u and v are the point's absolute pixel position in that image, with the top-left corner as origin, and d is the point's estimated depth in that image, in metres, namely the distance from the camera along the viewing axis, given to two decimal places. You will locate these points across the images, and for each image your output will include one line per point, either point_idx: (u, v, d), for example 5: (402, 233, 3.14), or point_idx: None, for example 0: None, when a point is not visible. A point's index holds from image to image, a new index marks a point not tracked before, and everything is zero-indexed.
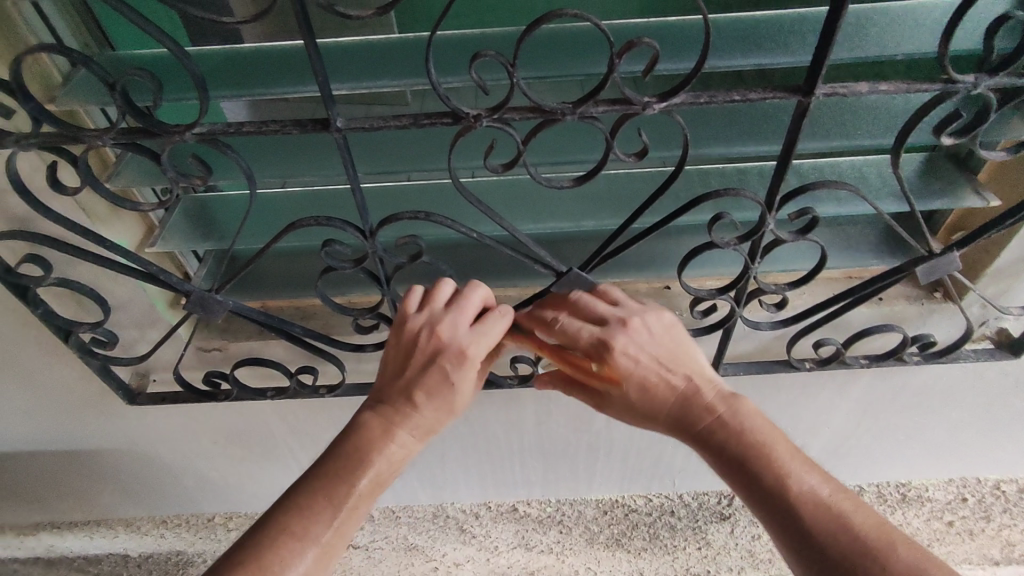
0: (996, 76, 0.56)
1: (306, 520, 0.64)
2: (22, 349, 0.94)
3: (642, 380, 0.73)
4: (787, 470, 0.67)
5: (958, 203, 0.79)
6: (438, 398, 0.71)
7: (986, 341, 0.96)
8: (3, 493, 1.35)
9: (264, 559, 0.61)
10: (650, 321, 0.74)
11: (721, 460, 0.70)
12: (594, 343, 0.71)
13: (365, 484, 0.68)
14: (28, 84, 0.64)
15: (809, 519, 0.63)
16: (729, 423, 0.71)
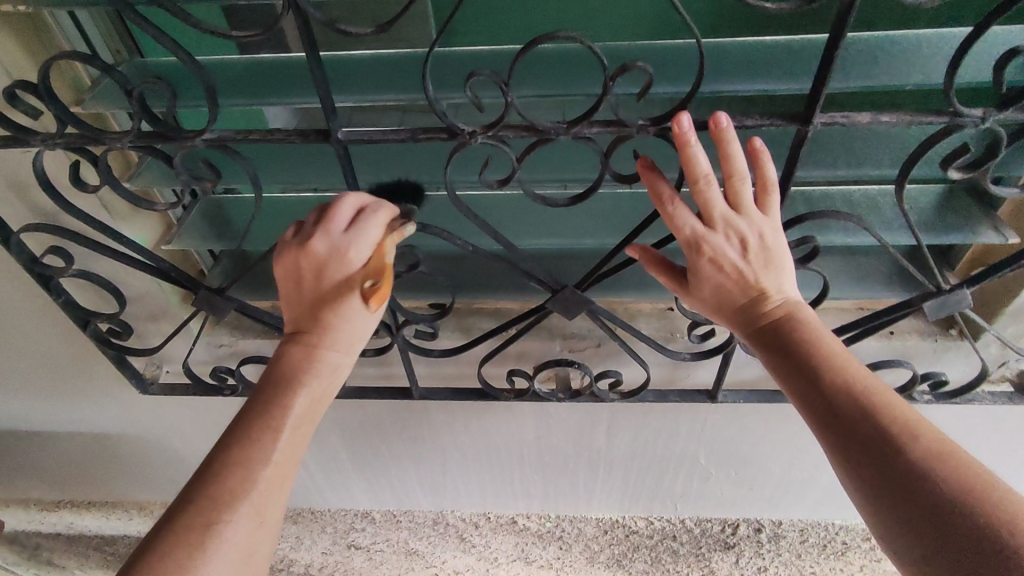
0: (1006, 110, 0.54)
1: (249, 448, 0.58)
2: (47, 334, 0.98)
3: (719, 280, 0.64)
4: (842, 368, 0.61)
5: (974, 237, 0.76)
6: (342, 310, 0.63)
7: (1006, 383, 0.92)
8: (27, 471, 1.42)
9: (214, 495, 0.56)
10: (763, 230, 0.63)
11: (771, 352, 0.64)
12: (691, 243, 0.62)
13: (304, 403, 0.62)
14: (57, 88, 0.68)
15: (847, 407, 0.59)
16: (793, 320, 0.64)
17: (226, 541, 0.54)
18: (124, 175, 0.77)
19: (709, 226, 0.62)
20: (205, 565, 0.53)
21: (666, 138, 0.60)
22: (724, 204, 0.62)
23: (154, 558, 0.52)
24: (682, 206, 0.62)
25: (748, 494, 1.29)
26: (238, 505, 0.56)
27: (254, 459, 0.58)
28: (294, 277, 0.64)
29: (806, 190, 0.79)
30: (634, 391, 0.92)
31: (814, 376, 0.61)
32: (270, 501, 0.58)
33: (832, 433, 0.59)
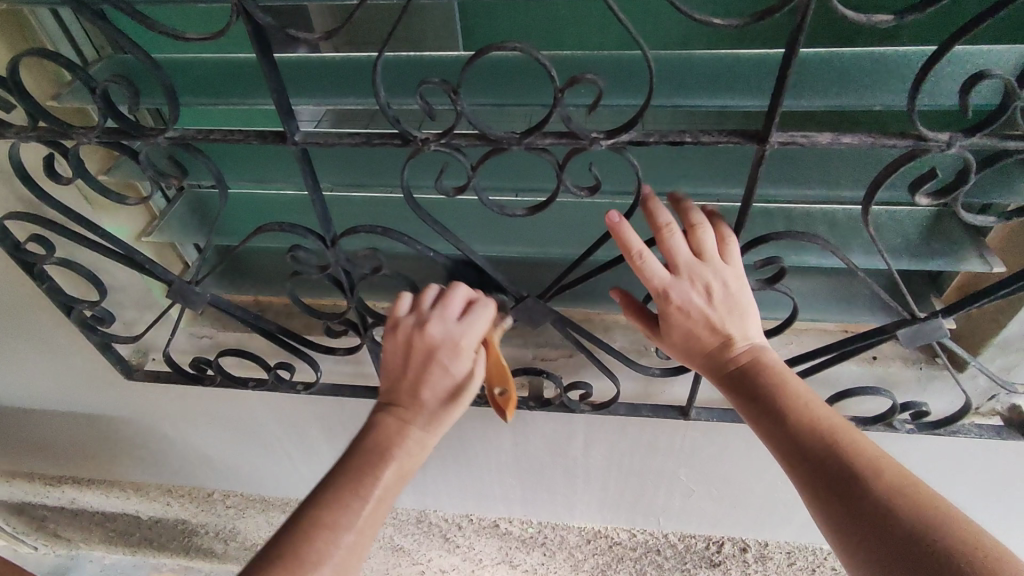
0: (973, 136, 0.51)
1: (335, 512, 0.59)
2: (38, 318, 1.01)
3: (687, 327, 0.63)
4: (806, 411, 0.58)
5: (959, 265, 0.72)
6: (442, 392, 0.68)
7: (996, 417, 0.88)
8: (29, 448, 1.46)
9: (297, 555, 0.56)
10: (725, 278, 0.62)
11: (739, 397, 0.62)
12: (658, 294, 0.61)
13: (390, 475, 0.63)
14: (28, 83, 0.69)
15: (813, 450, 0.56)
16: (759, 364, 0.62)
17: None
18: (100, 169, 0.78)
19: (675, 275, 0.62)
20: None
21: (624, 153, 0.58)
22: (688, 252, 0.62)
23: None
24: (652, 258, 0.61)
25: (731, 513, 1.26)
26: (320, 569, 0.56)
27: (340, 524, 0.58)
28: (405, 355, 0.70)
29: (785, 207, 0.75)
30: (605, 404, 0.92)
31: (779, 419, 0.59)
32: (349, 568, 0.58)
33: (803, 478, 0.56)
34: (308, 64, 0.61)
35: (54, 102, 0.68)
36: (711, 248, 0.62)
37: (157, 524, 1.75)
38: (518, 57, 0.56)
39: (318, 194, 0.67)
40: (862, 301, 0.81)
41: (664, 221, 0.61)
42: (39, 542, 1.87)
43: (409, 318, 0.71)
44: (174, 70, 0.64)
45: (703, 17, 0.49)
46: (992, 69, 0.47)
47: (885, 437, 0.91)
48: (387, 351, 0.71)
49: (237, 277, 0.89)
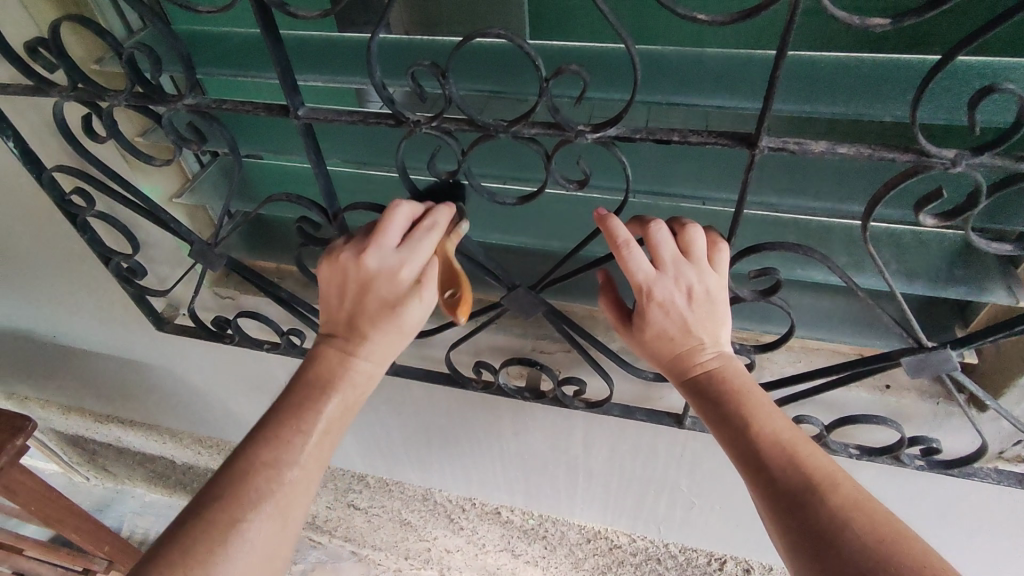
0: (982, 155, 0.47)
1: (278, 447, 0.60)
2: (84, 267, 1.08)
3: (663, 328, 0.62)
4: (767, 423, 0.57)
5: (981, 296, 0.66)
6: (381, 323, 0.66)
7: (1020, 464, 0.81)
8: (80, 387, 1.58)
9: (240, 492, 0.57)
10: (710, 284, 0.60)
11: (703, 401, 0.61)
12: (639, 289, 0.60)
13: (334, 408, 0.65)
14: (70, 46, 0.75)
15: (769, 456, 0.55)
16: (725, 373, 0.61)
17: (246, 539, 0.56)
18: (137, 132, 0.84)
19: (658, 273, 0.60)
20: (222, 560, 0.55)
21: (612, 149, 0.57)
22: (673, 251, 0.61)
23: (182, 548, 0.54)
24: (638, 250, 0.60)
25: (733, 530, 1.23)
26: (261, 504, 0.57)
27: (283, 459, 0.60)
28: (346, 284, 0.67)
29: (802, 219, 0.71)
30: (599, 403, 0.91)
31: (740, 424, 0.57)
32: (293, 504, 0.60)
33: (756, 483, 0.55)
34: (322, 45, 0.65)
35: (96, 66, 0.74)
36: (701, 250, 0.61)
37: (190, 470, 1.87)
38: (507, 44, 0.58)
39: (322, 168, 0.69)
40: (876, 324, 0.76)
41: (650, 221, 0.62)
42: (91, 474, 2.06)
43: (347, 249, 0.67)
44: (203, 46, 0.68)
45: (689, 12, 0.47)
46: (1005, 82, 0.43)
47: (892, 470, 0.86)
48: (324, 281, 0.68)
49: (258, 243, 0.94)
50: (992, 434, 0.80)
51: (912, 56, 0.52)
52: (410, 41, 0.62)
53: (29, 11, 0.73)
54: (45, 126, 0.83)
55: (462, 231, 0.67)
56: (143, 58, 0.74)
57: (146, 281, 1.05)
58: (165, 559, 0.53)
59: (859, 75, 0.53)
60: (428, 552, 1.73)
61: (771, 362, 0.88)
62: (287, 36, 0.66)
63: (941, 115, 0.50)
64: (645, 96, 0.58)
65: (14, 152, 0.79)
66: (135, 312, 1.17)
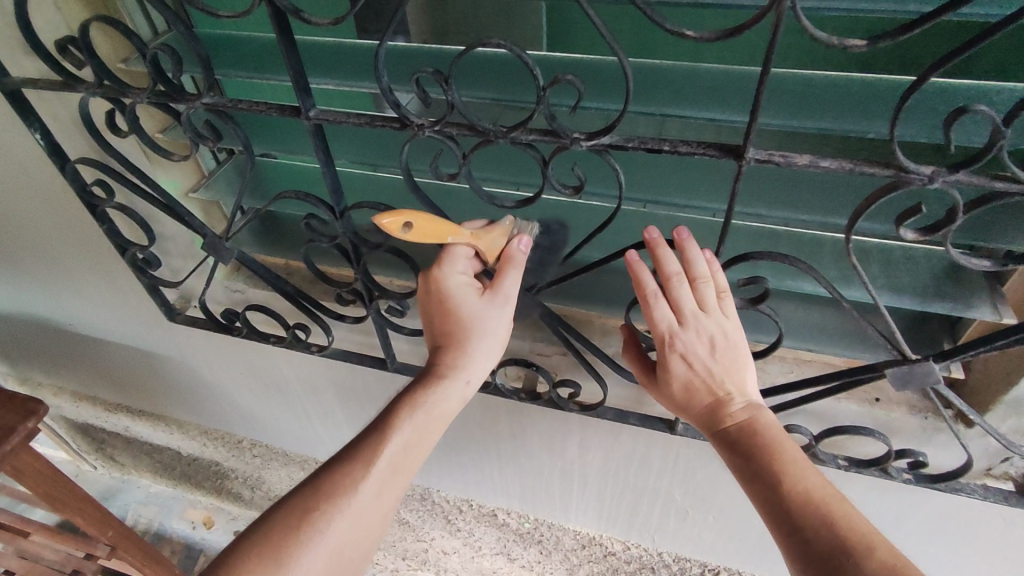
0: (958, 172, 0.49)
1: (359, 453, 0.71)
2: (102, 258, 1.12)
3: (687, 379, 0.67)
4: (796, 478, 0.61)
5: (966, 312, 0.67)
6: (449, 322, 0.73)
7: (1008, 481, 0.82)
8: (92, 374, 1.62)
9: (324, 486, 0.69)
10: (727, 332, 0.66)
11: (734, 454, 0.65)
12: (663, 339, 0.65)
13: (411, 422, 0.73)
14: (100, 46, 0.80)
15: (801, 514, 0.58)
16: (752, 425, 0.65)
17: (321, 527, 0.67)
18: (158, 128, 0.88)
19: (680, 324, 0.65)
20: (300, 545, 0.66)
21: (604, 156, 0.59)
22: (692, 302, 0.65)
23: (270, 529, 0.67)
24: (663, 301, 0.65)
25: (726, 540, 1.24)
26: (335, 501, 0.68)
27: (359, 462, 0.70)
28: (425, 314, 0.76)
29: (795, 232, 0.73)
30: (594, 406, 0.92)
31: (772, 480, 0.61)
32: (365, 506, 0.69)
33: (790, 542, 0.58)
34: (334, 51, 0.69)
35: (123, 65, 0.78)
36: (716, 299, 0.65)
37: (194, 462, 1.90)
38: (507, 55, 0.61)
39: (330, 166, 0.72)
40: (865, 337, 0.77)
41: (674, 269, 0.63)
42: (98, 463, 2.10)
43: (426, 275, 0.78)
44: (225, 50, 0.72)
45: (677, 28, 0.49)
46: (975, 103, 0.44)
47: (881, 485, 0.87)
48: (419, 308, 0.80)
49: (268, 239, 0.97)
50: (979, 451, 0.81)
51: (892, 76, 0.54)
52: (417, 49, 0.65)
53: (61, 11, 0.77)
54: (71, 120, 0.87)
55: (494, 227, 0.69)
56: (166, 58, 0.78)
57: (160, 273, 1.08)
58: (263, 530, 0.67)
59: (844, 91, 0.55)
60: (426, 552, 1.71)
61: (763, 372, 0.89)
62: (301, 42, 0.70)
63: (922, 133, 0.52)
64: (640, 108, 0.60)
65: (42, 144, 0.83)
66: (148, 303, 1.21)
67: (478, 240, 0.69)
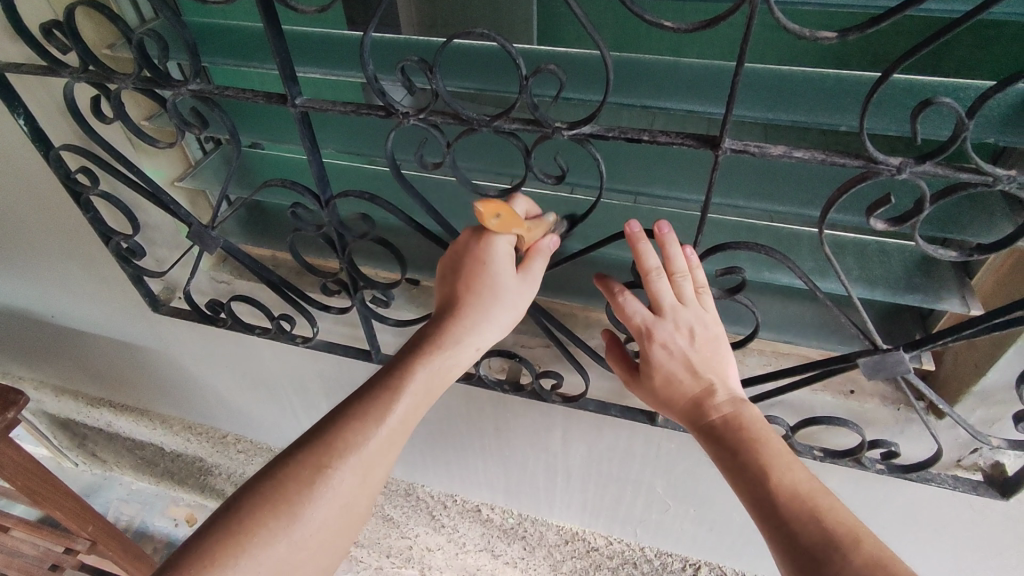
0: (925, 163, 0.51)
1: (368, 406, 0.65)
2: (85, 247, 1.11)
3: (668, 370, 0.69)
4: (781, 472, 0.62)
5: (935, 303, 0.69)
6: (479, 285, 0.68)
7: (978, 472, 0.84)
8: (73, 366, 1.59)
9: (328, 442, 0.63)
10: (706, 325, 0.67)
11: (720, 447, 0.66)
12: (640, 330, 0.67)
13: (424, 374, 0.67)
14: (85, 32, 0.80)
15: (787, 507, 0.59)
16: (737, 418, 0.67)
17: (331, 486, 0.61)
18: (145, 116, 0.88)
19: (657, 315, 0.67)
20: (307, 506, 0.60)
21: (586, 146, 0.60)
22: (670, 295, 0.66)
23: (264, 492, 0.60)
24: (634, 296, 0.68)
25: (707, 533, 1.25)
26: (347, 456, 0.62)
27: (370, 417, 0.64)
28: (451, 264, 0.71)
29: (773, 225, 0.75)
30: (576, 397, 0.93)
31: (757, 473, 0.62)
32: (376, 463, 0.64)
33: (776, 537, 0.59)
34: (319, 39, 0.69)
35: (108, 51, 0.78)
36: (693, 292, 0.66)
37: (177, 458, 1.89)
38: (492, 47, 0.62)
39: (316, 154, 0.73)
40: (840, 329, 0.79)
41: (653, 265, 0.65)
42: (79, 459, 2.08)
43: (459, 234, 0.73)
44: (213, 37, 0.73)
45: (657, 20, 0.50)
46: (939, 95, 0.46)
47: (856, 476, 0.89)
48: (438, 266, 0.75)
49: (254, 229, 0.97)
50: (949, 442, 0.83)
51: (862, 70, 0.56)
52: (403, 39, 0.66)
53: None
54: (55, 106, 0.87)
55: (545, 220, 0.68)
56: (152, 44, 0.78)
57: (145, 263, 1.08)
58: (256, 491, 0.61)
59: (818, 85, 0.56)
60: (410, 551, 1.75)
61: (742, 365, 0.91)
62: (288, 31, 0.70)
63: (892, 127, 0.53)
64: (621, 99, 0.61)
65: (25, 130, 0.82)
66: (132, 294, 1.20)
67: (528, 232, 0.67)
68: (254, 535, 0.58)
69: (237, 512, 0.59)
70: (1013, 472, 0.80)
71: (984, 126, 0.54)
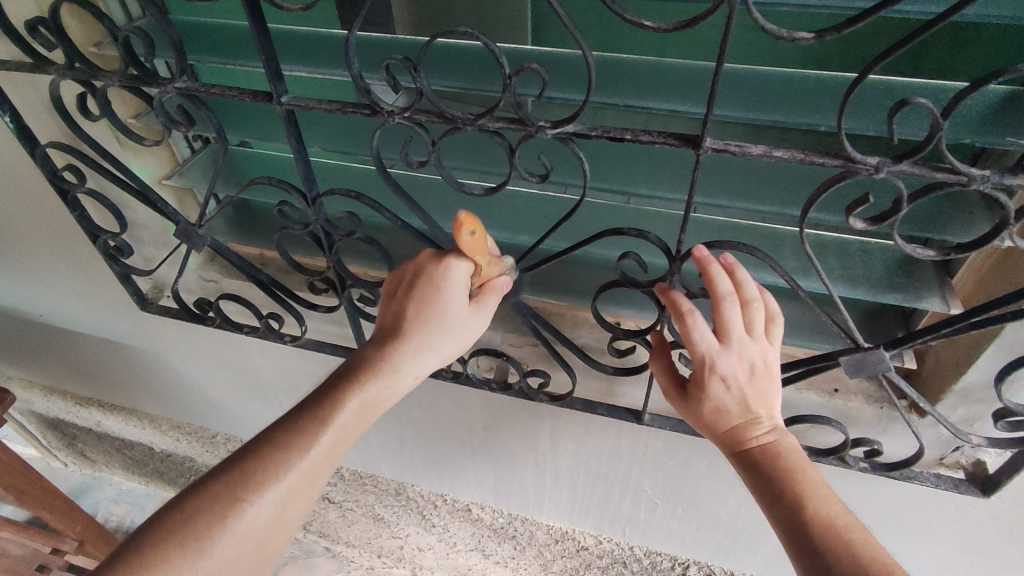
0: (902, 163, 0.52)
1: (293, 435, 0.65)
2: (73, 246, 1.11)
3: (722, 400, 0.67)
4: (813, 503, 0.62)
5: (917, 302, 0.70)
6: (428, 312, 0.70)
7: (960, 470, 0.85)
8: (61, 365, 1.59)
9: (246, 473, 0.63)
10: (768, 358, 0.67)
11: (759, 475, 0.66)
12: (705, 360, 0.65)
13: (355, 403, 0.68)
14: (71, 30, 0.79)
15: (823, 540, 0.59)
16: (776, 449, 0.67)
17: (243, 519, 0.62)
18: (132, 114, 0.88)
19: (722, 346, 0.66)
20: (215, 539, 0.61)
21: (569, 145, 0.60)
22: (737, 326, 0.65)
23: (174, 521, 0.61)
24: (701, 321, 0.66)
25: (695, 531, 1.26)
26: (262, 490, 0.63)
27: (296, 447, 0.65)
28: (405, 284, 0.73)
29: (757, 224, 0.75)
30: (563, 396, 0.94)
31: (795, 504, 0.62)
32: (294, 497, 0.65)
33: (808, 569, 0.59)
34: (305, 38, 0.70)
35: (95, 49, 0.78)
36: (760, 327, 0.66)
37: (167, 458, 1.88)
38: (478, 46, 0.62)
39: (302, 152, 0.73)
40: (823, 328, 0.80)
41: (725, 293, 0.64)
42: (69, 459, 2.07)
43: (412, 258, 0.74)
44: (199, 35, 0.73)
45: (637, 19, 0.51)
46: (914, 95, 0.46)
47: (839, 473, 0.90)
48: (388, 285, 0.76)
49: (242, 228, 0.97)
50: (932, 441, 0.84)
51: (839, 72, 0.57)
52: (389, 38, 0.67)
53: None
54: (41, 103, 0.86)
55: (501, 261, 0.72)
56: (139, 42, 0.78)
57: (133, 261, 1.08)
58: (170, 520, 0.61)
59: (797, 86, 0.57)
60: (400, 550, 1.75)
61: None
62: (274, 29, 0.70)
63: (871, 127, 0.54)
64: (604, 98, 0.62)
65: (11, 128, 0.82)
66: (120, 293, 1.20)
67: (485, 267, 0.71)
68: (159, 568, 0.59)
69: (152, 540, 0.60)
70: (994, 470, 0.81)
71: (960, 127, 0.55)
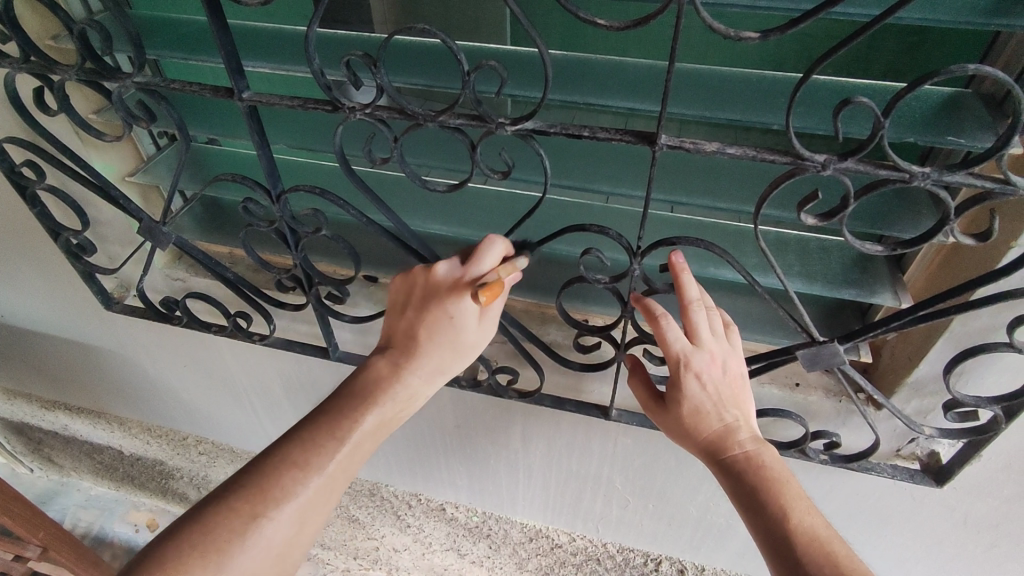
0: (848, 160, 0.53)
1: (312, 451, 0.66)
2: (34, 244, 1.09)
3: (698, 401, 0.69)
4: (793, 512, 0.63)
5: (870, 296, 0.72)
6: (439, 337, 0.73)
7: (916, 460, 0.87)
8: (26, 368, 1.55)
9: (265, 490, 0.62)
10: (733, 359, 0.69)
11: (738, 481, 0.67)
12: (680, 359, 0.66)
13: (373, 420, 0.71)
14: (26, 24, 0.78)
15: (805, 551, 0.59)
16: (756, 457, 0.68)
17: (265, 534, 0.61)
18: (92, 109, 0.87)
19: (694, 346, 0.67)
20: (232, 557, 0.59)
21: (529, 141, 0.61)
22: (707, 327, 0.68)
23: (191, 536, 0.59)
24: (673, 322, 0.68)
25: (665, 525, 1.27)
26: (284, 504, 0.62)
27: (313, 463, 0.65)
28: (416, 300, 0.73)
29: (719, 223, 0.77)
30: (531, 393, 0.94)
31: (776, 512, 0.63)
32: (316, 509, 0.65)
33: None
34: (265, 35, 0.70)
35: (53, 42, 0.77)
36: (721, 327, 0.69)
37: (137, 462, 1.85)
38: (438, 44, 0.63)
39: (266, 149, 0.72)
40: (782, 324, 0.82)
41: (692, 296, 0.66)
42: (35, 465, 2.02)
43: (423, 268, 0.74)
44: (159, 31, 0.72)
45: (589, 17, 0.51)
46: (858, 94, 0.48)
47: (802, 466, 0.91)
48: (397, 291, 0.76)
49: (208, 225, 0.96)
50: (889, 432, 0.86)
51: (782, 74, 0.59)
52: (349, 36, 0.67)
53: None
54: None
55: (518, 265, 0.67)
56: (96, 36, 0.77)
57: (96, 260, 1.07)
58: (185, 535, 0.59)
59: (744, 87, 0.58)
60: (376, 552, 1.73)
61: None
62: (234, 25, 0.70)
63: (820, 126, 0.55)
64: (564, 96, 0.62)
65: None
66: (83, 291, 1.18)
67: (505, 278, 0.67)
68: None
69: (169, 548, 0.58)
70: (947, 460, 0.83)
71: (903, 126, 0.56)
